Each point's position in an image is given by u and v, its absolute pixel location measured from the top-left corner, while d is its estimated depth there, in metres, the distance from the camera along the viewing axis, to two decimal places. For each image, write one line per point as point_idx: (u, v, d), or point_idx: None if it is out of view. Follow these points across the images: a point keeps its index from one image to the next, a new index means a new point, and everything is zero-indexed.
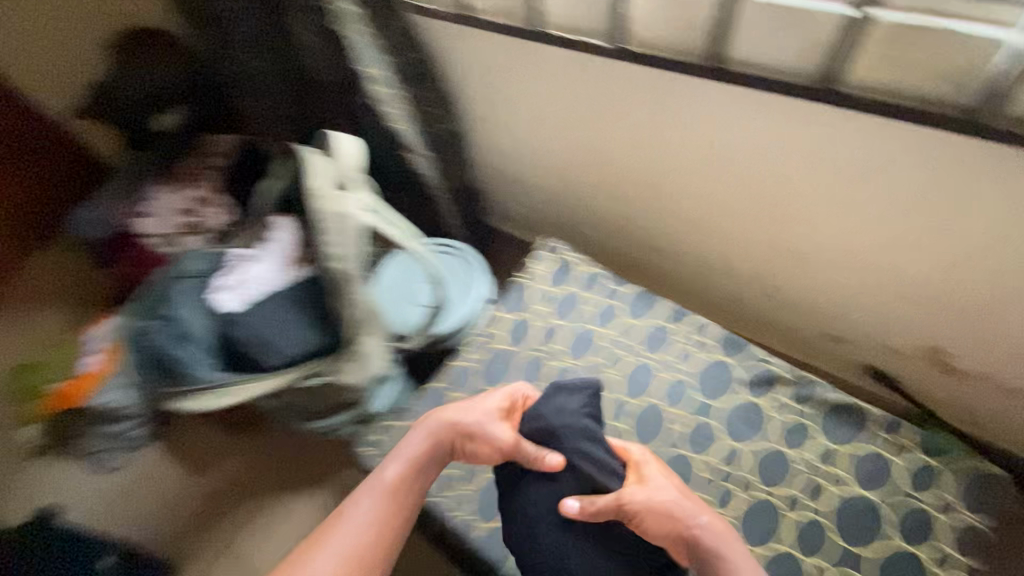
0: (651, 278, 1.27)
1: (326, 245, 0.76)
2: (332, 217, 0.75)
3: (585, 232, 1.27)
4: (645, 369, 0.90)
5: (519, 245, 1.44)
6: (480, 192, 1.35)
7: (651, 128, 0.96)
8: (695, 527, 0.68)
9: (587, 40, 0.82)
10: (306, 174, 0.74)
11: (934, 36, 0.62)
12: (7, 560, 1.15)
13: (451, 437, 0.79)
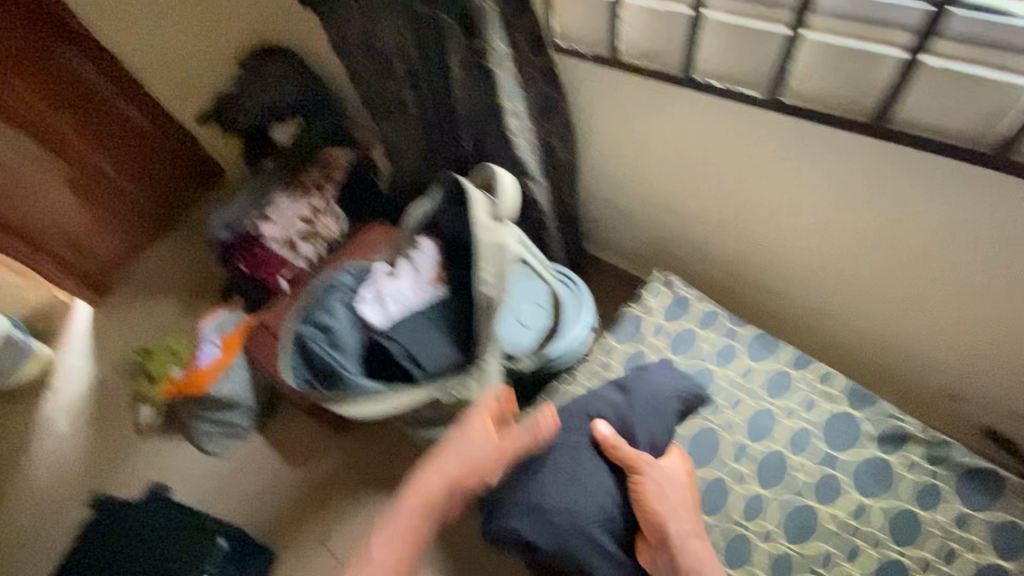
0: (753, 315, 1.27)
1: (479, 273, 0.80)
2: (494, 250, 0.78)
3: (689, 265, 1.29)
4: (768, 414, 0.91)
5: (615, 271, 1.46)
6: (584, 218, 1.39)
7: (787, 176, 0.96)
8: (677, 531, 0.76)
9: (742, 90, 0.83)
10: (472, 208, 0.80)
11: None
12: (143, 522, 1.25)
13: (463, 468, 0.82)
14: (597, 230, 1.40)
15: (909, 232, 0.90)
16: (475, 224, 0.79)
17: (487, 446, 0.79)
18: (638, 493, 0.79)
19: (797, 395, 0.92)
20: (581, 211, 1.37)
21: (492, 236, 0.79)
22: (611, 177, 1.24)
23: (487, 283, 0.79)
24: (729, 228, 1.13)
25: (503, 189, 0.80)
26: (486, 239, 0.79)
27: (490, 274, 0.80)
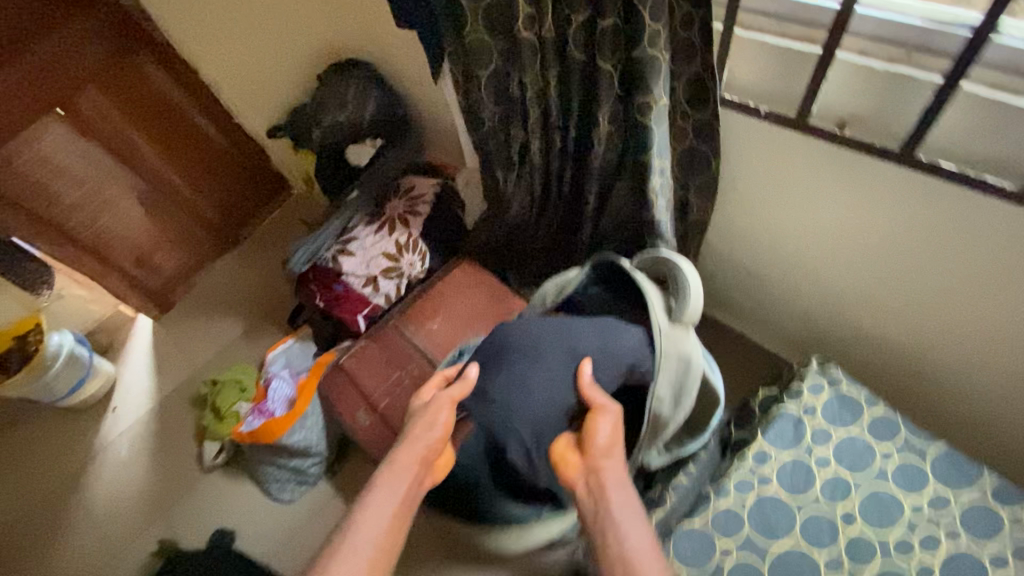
0: (908, 410, 1.09)
1: (656, 388, 0.66)
2: (677, 360, 0.66)
3: (834, 344, 1.11)
4: (972, 562, 0.76)
5: (730, 334, 1.30)
6: (705, 276, 1.24)
7: (1005, 278, 0.79)
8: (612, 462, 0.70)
9: (983, 176, 0.68)
10: (652, 308, 0.68)
11: None
12: None
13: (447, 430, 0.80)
14: (717, 289, 1.24)
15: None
16: (660, 329, 0.67)
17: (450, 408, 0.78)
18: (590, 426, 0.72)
19: (1006, 539, 0.76)
20: (701, 267, 1.22)
21: (676, 345, 0.67)
22: (751, 239, 1.07)
23: (666, 400, 0.65)
24: (901, 314, 0.96)
25: (689, 290, 0.69)
26: (669, 348, 0.67)
27: (667, 389, 0.67)
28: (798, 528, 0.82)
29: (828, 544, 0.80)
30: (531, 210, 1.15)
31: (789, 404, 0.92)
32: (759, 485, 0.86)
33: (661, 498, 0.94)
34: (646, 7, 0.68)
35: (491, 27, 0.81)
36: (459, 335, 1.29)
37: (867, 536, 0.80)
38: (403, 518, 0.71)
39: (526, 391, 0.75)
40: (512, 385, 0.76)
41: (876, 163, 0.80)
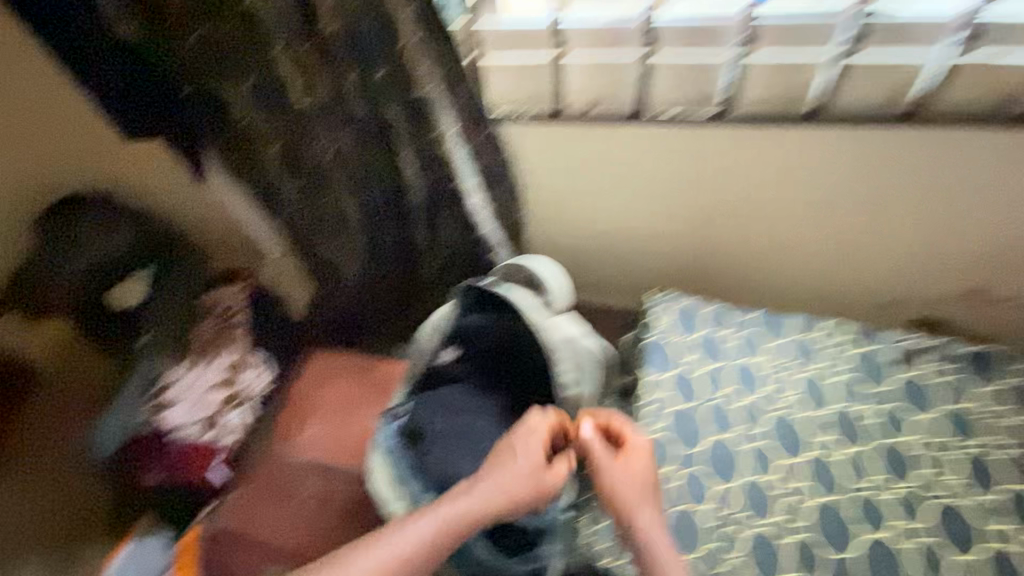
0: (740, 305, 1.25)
1: (557, 374, 0.80)
2: (562, 344, 0.80)
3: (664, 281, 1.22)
4: (815, 381, 0.96)
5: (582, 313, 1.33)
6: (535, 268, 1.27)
7: (741, 187, 0.99)
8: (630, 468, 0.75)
9: (698, 112, 0.90)
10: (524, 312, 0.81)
11: (1006, 69, 0.79)
12: None
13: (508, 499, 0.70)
14: None
15: (898, 180, 0.93)
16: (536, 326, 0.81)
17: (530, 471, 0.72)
18: (624, 466, 0.75)
19: (822, 355, 0.98)
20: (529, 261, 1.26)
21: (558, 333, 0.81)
22: (554, 218, 1.14)
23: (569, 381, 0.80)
24: (697, 241, 1.12)
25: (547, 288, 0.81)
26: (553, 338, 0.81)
27: (567, 370, 0.80)
28: (709, 425, 0.95)
29: (732, 425, 0.94)
30: (365, 277, 1.08)
31: (649, 333, 1.06)
32: (665, 409, 0.97)
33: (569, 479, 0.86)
34: (401, 37, 0.80)
35: (262, 101, 0.79)
36: (342, 425, 1.15)
37: (754, 402, 0.95)
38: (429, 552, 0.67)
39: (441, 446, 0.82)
40: (449, 431, 0.83)
41: (623, 124, 0.93)
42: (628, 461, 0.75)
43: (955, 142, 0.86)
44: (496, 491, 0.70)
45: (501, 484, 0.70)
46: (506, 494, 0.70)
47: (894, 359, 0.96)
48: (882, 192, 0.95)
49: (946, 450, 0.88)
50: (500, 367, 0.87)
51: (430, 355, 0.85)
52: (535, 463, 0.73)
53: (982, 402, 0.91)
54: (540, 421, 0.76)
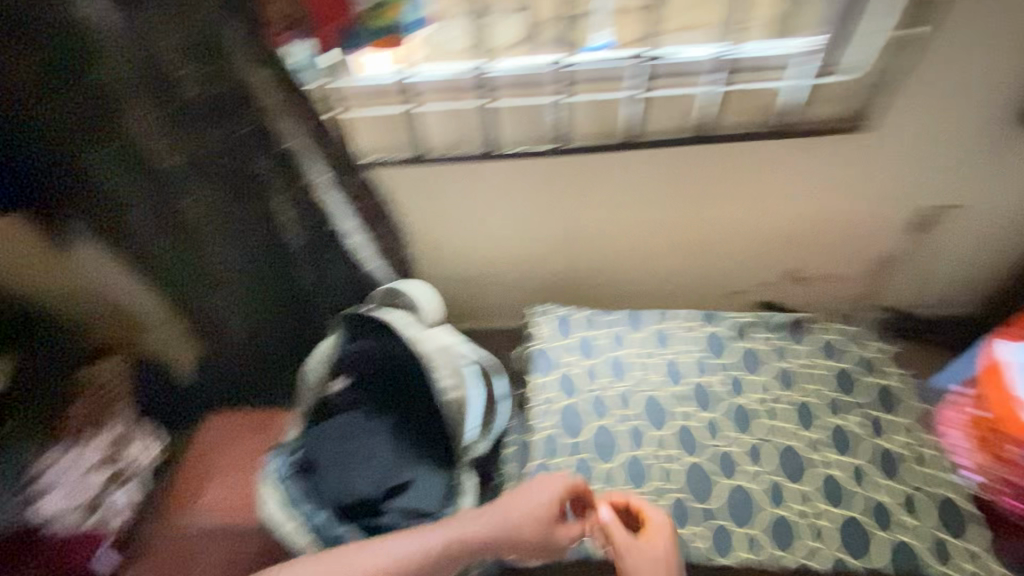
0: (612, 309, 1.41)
1: (438, 381, 0.89)
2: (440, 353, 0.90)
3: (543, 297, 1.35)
4: (672, 361, 1.11)
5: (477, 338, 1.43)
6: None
7: (589, 205, 1.15)
8: (647, 550, 0.80)
9: (539, 145, 1.04)
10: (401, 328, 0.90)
11: (762, 93, 0.98)
12: None
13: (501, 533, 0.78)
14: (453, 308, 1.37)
15: (706, 189, 1.13)
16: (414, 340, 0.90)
17: (532, 512, 0.80)
18: (643, 546, 0.80)
19: (677, 339, 1.14)
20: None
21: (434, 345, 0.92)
22: (431, 252, 1.24)
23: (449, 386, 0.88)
24: (567, 255, 1.26)
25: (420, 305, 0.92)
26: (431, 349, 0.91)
27: (447, 377, 0.90)
28: (590, 414, 1.07)
29: (608, 410, 1.07)
30: (252, 328, 1.08)
31: (533, 342, 1.18)
32: (552, 406, 1.09)
33: (462, 481, 0.88)
34: (263, 96, 0.86)
35: (107, 165, 0.77)
36: (240, 485, 1.15)
37: (626, 388, 1.09)
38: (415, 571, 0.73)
39: (333, 470, 0.85)
40: (340, 455, 0.86)
41: (478, 160, 1.06)
42: (646, 542, 0.81)
43: (741, 152, 1.07)
44: (494, 524, 0.79)
45: (499, 518, 0.79)
46: (502, 526, 0.79)
47: (732, 332, 1.14)
48: (697, 200, 1.15)
49: (779, 399, 1.05)
50: (388, 387, 0.92)
51: (321, 384, 0.90)
52: (537, 514, 0.81)
53: (802, 356, 1.11)
54: (554, 482, 0.84)
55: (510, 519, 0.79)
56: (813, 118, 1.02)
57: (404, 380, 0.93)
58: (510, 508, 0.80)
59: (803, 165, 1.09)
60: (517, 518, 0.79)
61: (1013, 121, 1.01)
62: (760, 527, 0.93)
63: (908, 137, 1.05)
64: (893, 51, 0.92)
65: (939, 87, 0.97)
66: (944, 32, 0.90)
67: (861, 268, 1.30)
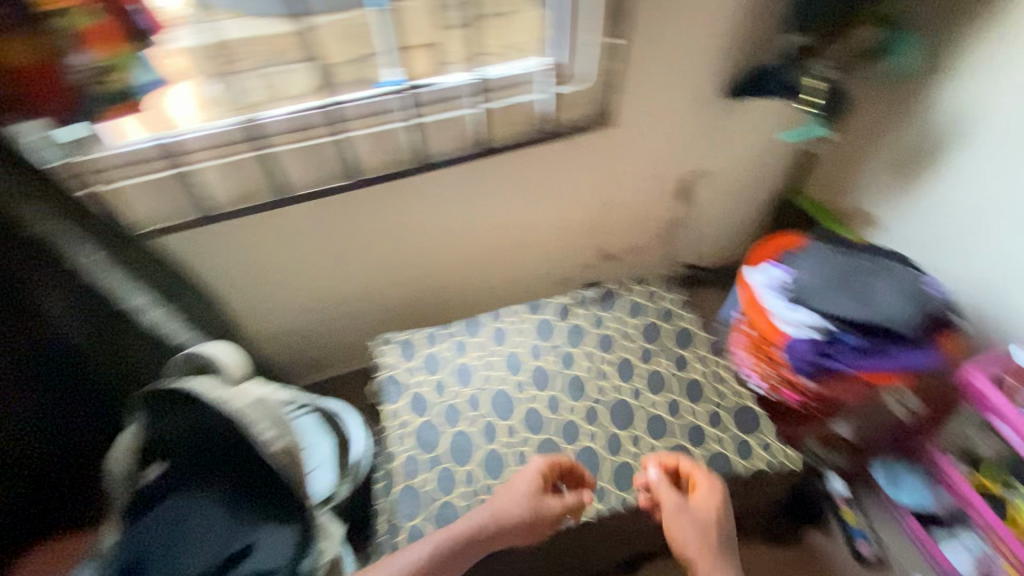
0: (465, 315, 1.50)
1: (259, 435, 0.80)
2: (252, 406, 0.81)
3: (396, 319, 1.41)
4: (512, 355, 1.20)
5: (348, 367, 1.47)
6: (277, 349, 1.35)
7: (398, 229, 1.22)
8: (689, 510, 0.91)
9: (331, 184, 1.08)
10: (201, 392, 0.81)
11: (522, 106, 1.11)
12: None
13: (498, 518, 0.88)
14: (293, 354, 1.38)
15: (505, 195, 1.26)
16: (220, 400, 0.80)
17: (525, 493, 0.91)
18: (693, 503, 0.92)
19: (513, 334, 1.24)
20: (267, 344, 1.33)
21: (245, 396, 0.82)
22: (266, 302, 1.24)
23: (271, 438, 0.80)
24: (393, 278, 1.32)
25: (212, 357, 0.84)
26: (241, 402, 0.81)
27: (269, 428, 0.81)
28: (445, 424, 1.11)
29: (460, 416, 1.12)
30: (54, 437, 0.99)
31: (381, 373, 1.19)
32: (408, 428, 1.11)
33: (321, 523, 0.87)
34: None
35: None
36: None
37: (474, 390, 1.15)
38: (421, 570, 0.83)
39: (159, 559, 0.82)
40: (165, 540, 0.84)
41: (272, 209, 1.07)
42: (693, 501, 0.92)
43: (521, 158, 1.20)
44: (491, 514, 0.89)
45: (494, 507, 0.89)
46: (501, 514, 0.89)
47: (558, 314, 1.27)
48: (503, 206, 1.27)
49: (604, 362, 1.20)
50: (210, 455, 0.92)
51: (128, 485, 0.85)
52: (528, 497, 0.91)
53: (617, 320, 1.26)
54: (541, 466, 0.95)
55: (505, 506, 0.90)
56: (568, 120, 1.17)
57: (220, 444, 0.90)
58: (505, 497, 0.91)
59: (576, 159, 1.26)
60: (511, 503, 0.90)
61: (723, 97, 1.25)
62: (603, 474, 1.05)
63: (650, 122, 1.25)
64: (607, 59, 1.08)
65: (660, 79, 1.17)
66: (649, 38, 1.09)
67: (649, 233, 1.54)
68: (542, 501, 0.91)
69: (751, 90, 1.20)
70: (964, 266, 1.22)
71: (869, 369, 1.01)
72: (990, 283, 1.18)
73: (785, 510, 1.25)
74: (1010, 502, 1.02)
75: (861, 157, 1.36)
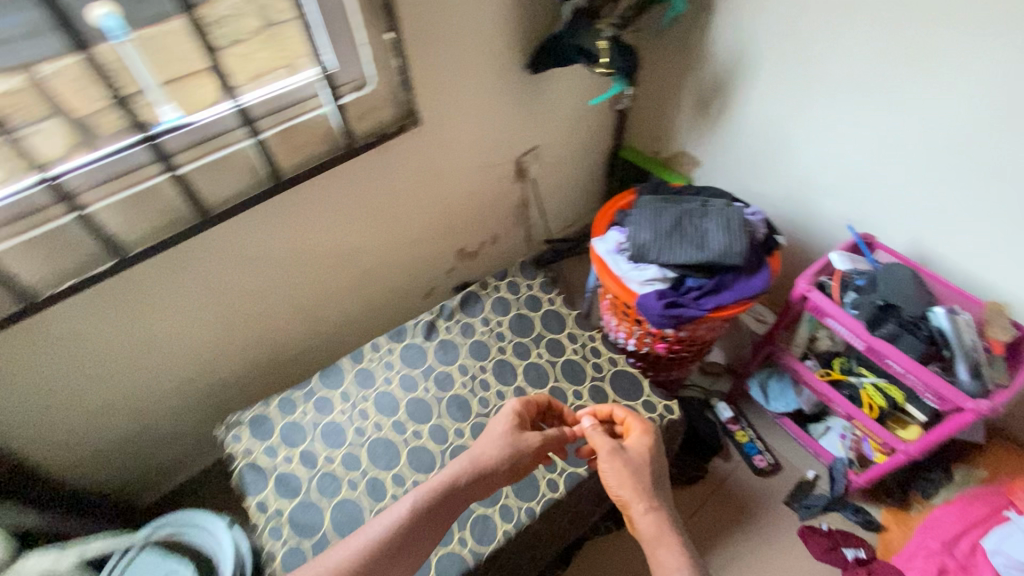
0: (330, 349, 1.39)
1: None
2: None
3: (250, 375, 1.26)
4: (382, 395, 1.09)
5: (210, 440, 1.30)
6: (110, 453, 1.15)
7: (202, 294, 1.06)
8: (630, 451, 0.88)
9: (92, 271, 0.87)
10: None
11: (307, 126, 0.97)
12: None
13: (475, 469, 0.85)
14: (124, 464, 1.18)
15: (321, 223, 1.13)
16: None
17: (501, 437, 0.89)
18: (630, 445, 0.89)
19: (378, 371, 1.12)
20: (93, 454, 1.12)
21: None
22: (70, 412, 1.03)
23: None
24: (218, 345, 1.15)
25: None
26: None
27: None
28: (323, 498, 0.98)
29: (339, 483, 0.99)
30: None
31: (237, 464, 1.03)
32: (282, 517, 0.97)
33: None
34: None
35: None
36: None
37: (349, 447, 1.03)
38: (389, 551, 0.77)
39: None
40: None
41: (18, 322, 0.85)
42: (630, 444, 0.89)
43: (326, 181, 1.07)
44: (470, 467, 0.85)
45: (468, 461, 0.86)
46: (476, 466, 0.85)
47: (424, 335, 1.17)
48: (329, 230, 1.16)
49: (482, 371, 1.13)
50: None
51: None
52: (504, 442, 0.88)
53: (484, 322, 1.20)
54: (517, 408, 0.93)
55: (483, 454, 0.87)
56: (367, 130, 1.05)
57: None
58: (483, 446, 0.88)
59: (390, 165, 1.16)
60: (490, 450, 0.87)
61: (523, 70, 1.22)
62: (505, 493, 0.95)
63: (457, 113, 1.18)
64: (391, 55, 0.98)
65: (454, 65, 1.09)
66: (428, 25, 1.00)
67: (493, 220, 1.50)
68: (520, 442, 0.89)
69: (549, 60, 1.17)
70: (776, 183, 1.32)
71: (715, 307, 1.04)
72: (796, 193, 1.29)
73: (688, 451, 1.30)
74: (854, 386, 1.11)
75: (670, 101, 1.42)
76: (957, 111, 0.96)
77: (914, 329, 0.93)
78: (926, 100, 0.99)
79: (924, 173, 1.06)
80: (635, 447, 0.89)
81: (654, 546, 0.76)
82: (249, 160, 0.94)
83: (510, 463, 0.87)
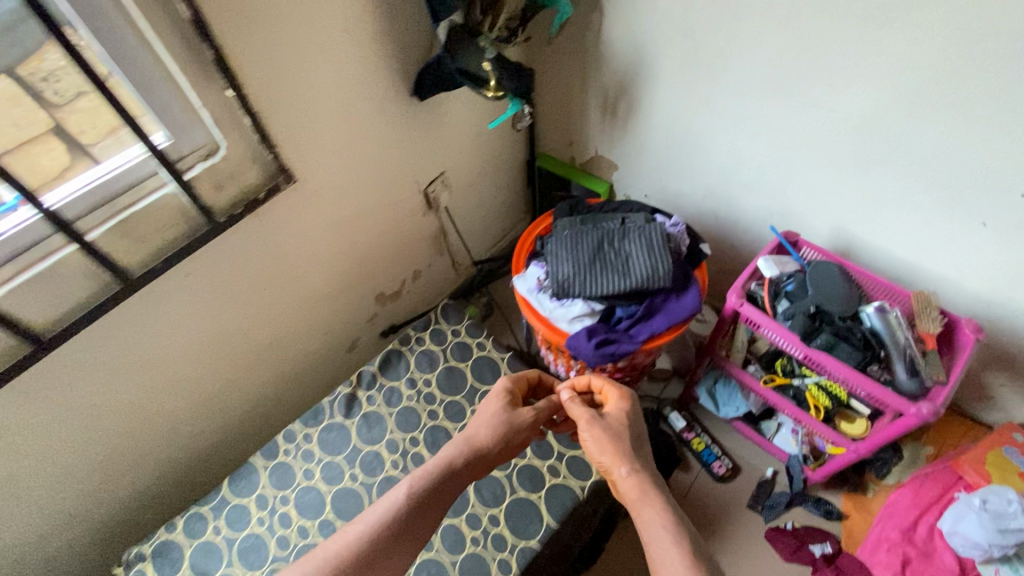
0: (247, 432, 1.24)
1: None
2: None
3: (156, 487, 1.11)
4: (304, 493, 0.97)
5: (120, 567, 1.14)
6: None
7: (66, 426, 0.89)
8: (609, 418, 0.82)
9: None
10: None
11: (149, 212, 0.82)
12: None
13: (468, 449, 0.80)
14: None
15: (201, 311, 0.98)
16: None
17: (491, 414, 0.84)
18: (609, 412, 0.83)
19: (297, 465, 1.00)
20: None
21: None
22: None
23: None
24: (102, 471, 0.99)
25: None
26: None
27: None
28: None
29: None
30: None
31: None
32: None
33: None
34: None
35: None
36: None
37: (273, 563, 0.92)
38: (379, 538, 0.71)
39: None
40: None
41: None
42: (609, 410, 0.83)
43: (193, 267, 0.91)
44: (464, 447, 0.80)
45: (461, 442, 0.81)
46: (468, 449, 0.80)
47: (344, 412, 1.05)
48: (211, 316, 1.00)
49: (414, 444, 1.02)
50: None
51: None
52: (495, 420, 0.84)
53: (410, 384, 1.08)
54: (506, 382, 0.89)
55: (476, 432, 0.82)
56: (230, 201, 0.90)
57: None
58: (475, 425, 0.83)
59: (272, 231, 1.01)
60: (482, 429, 0.83)
61: (407, 99, 1.09)
62: None
63: (339, 159, 1.04)
64: (240, 115, 0.84)
65: (322, 109, 0.95)
66: (279, 73, 0.85)
67: (409, 258, 1.37)
68: (512, 418, 0.84)
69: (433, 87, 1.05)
70: (695, 181, 1.26)
71: (648, 337, 0.97)
72: (716, 190, 1.23)
73: None
74: (799, 387, 1.07)
75: (575, 107, 1.33)
76: (861, 98, 0.92)
77: (848, 338, 0.89)
78: (829, 89, 0.95)
79: (836, 163, 1.03)
80: (614, 413, 0.83)
81: (639, 510, 0.70)
82: (79, 266, 0.78)
83: (501, 441, 0.82)
